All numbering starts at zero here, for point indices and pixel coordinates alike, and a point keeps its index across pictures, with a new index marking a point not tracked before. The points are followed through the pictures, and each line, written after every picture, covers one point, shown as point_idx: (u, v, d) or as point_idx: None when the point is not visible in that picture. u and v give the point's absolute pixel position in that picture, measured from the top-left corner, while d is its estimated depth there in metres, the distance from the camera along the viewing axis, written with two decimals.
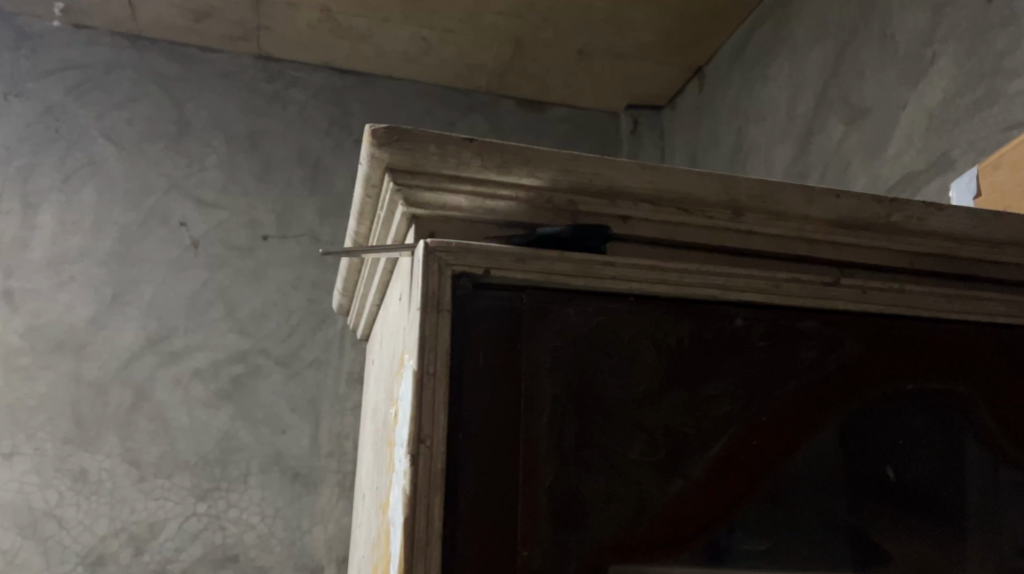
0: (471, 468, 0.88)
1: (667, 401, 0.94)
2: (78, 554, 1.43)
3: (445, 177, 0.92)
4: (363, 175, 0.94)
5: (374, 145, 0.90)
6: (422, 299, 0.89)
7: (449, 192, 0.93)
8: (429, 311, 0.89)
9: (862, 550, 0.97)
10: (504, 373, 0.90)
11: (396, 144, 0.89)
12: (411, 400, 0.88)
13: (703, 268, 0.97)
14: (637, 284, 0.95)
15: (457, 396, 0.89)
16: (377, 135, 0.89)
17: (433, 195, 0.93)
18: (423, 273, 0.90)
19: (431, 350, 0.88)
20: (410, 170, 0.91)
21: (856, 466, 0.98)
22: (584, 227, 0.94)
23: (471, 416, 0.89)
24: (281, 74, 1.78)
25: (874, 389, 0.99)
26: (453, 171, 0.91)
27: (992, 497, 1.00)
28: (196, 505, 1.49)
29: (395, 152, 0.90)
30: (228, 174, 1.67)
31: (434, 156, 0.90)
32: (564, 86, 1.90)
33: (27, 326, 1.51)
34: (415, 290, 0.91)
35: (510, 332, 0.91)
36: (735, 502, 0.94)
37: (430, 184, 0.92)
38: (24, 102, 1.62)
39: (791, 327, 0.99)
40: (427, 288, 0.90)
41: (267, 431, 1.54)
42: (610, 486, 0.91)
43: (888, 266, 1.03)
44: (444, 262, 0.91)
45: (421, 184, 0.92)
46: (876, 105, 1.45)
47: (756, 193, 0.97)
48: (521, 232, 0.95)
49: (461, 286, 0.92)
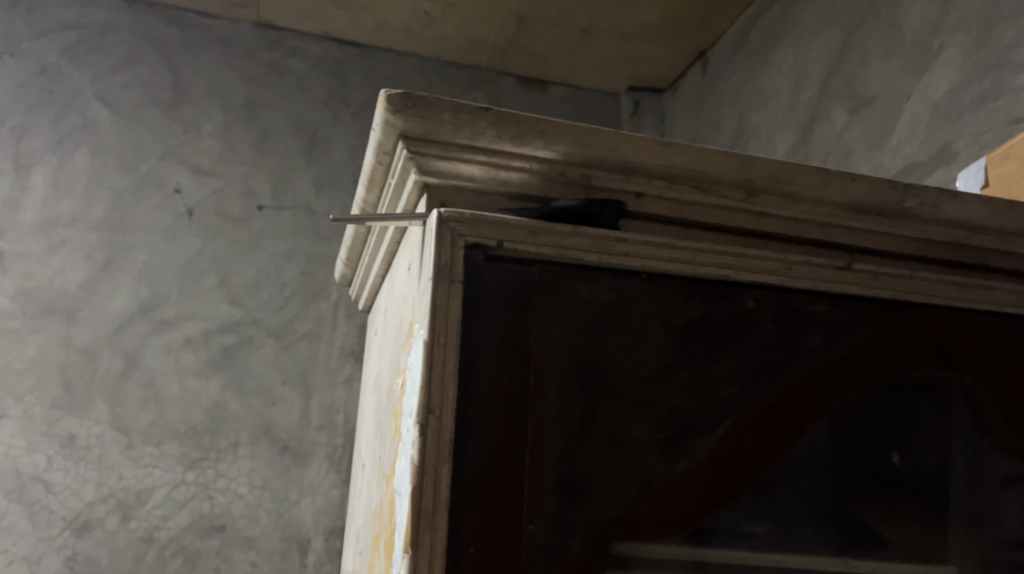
0: (479, 440, 0.88)
1: (674, 380, 0.95)
2: (64, 518, 1.42)
3: (461, 147, 0.91)
4: (376, 141, 0.94)
5: (387, 111, 0.89)
6: (434, 269, 0.89)
7: (463, 162, 0.92)
8: (440, 281, 0.88)
9: (855, 536, 0.97)
10: (514, 345, 0.90)
11: (410, 110, 0.89)
12: (420, 370, 0.87)
13: (715, 248, 0.96)
14: (650, 263, 0.95)
15: (467, 367, 0.88)
16: (392, 100, 0.88)
17: (445, 164, 0.92)
18: (436, 242, 0.89)
19: (442, 320, 0.88)
20: (424, 138, 0.91)
21: (855, 452, 0.98)
22: (598, 201, 0.93)
23: (481, 388, 0.88)
24: (280, 43, 1.76)
25: (879, 374, 1.00)
26: (467, 140, 0.90)
27: (979, 488, 1.01)
28: (185, 474, 1.48)
29: (409, 119, 0.89)
30: (224, 142, 1.66)
31: (448, 125, 0.89)
32: (565, 65, 1.89)
33: (18, 290, 1.49)
34: (426, 260, 0.90)
35: (522, 304, 0.91)
36: (739, 484, 0.94)
37: (443, 153, 0.91)
38: (19, 62, 1.60)
39: (800, 310, 1.00)
40: (440, 257, 0.89)
41: (258, 402, 1.54)
42: (615, 463, 0.91)
43: (900, 252, 1.03)
44: (456, 232, 0.90)
45: (434, 153, 0.91)
46: (880, 95, 1.44)
47: (770, 174, 0.96)
48: (535, 206, 0.94)
49: (474, 257, 0.91)
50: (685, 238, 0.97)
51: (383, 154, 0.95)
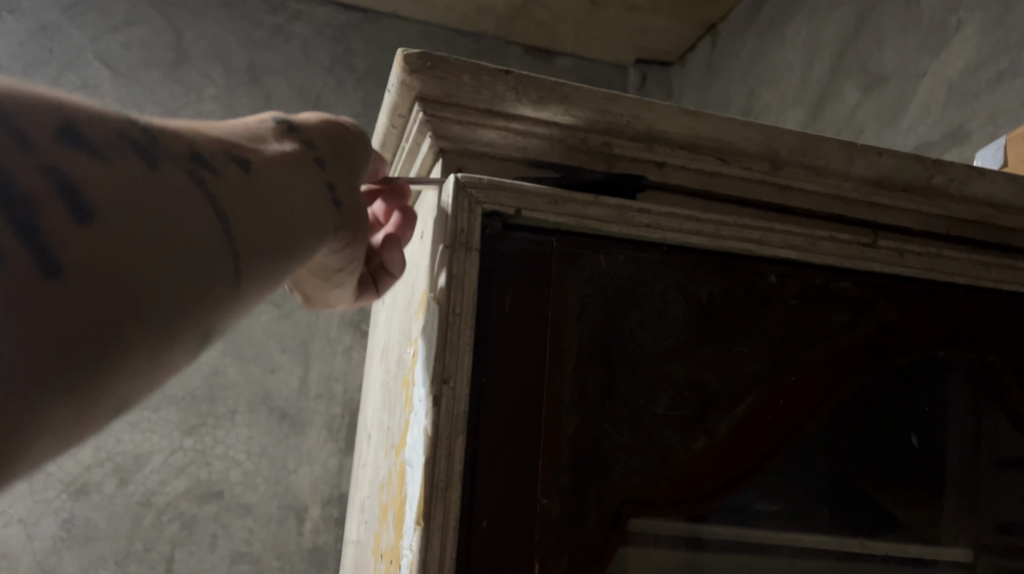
0: (497, 413, 0.86)
1: (695, 355, 0.94)
2: (61, 481, 1.41)
3: (479, 112, 0.89)
4: (391, 103, 0.92)
5: (405, 71, 0.87)
6: (449, 236, 0.87)
7: (481, 127, 0.90)
8: (457, 248, 0.87)
9: (864, 518, 1.03)
10: (533, 313, 0.89)
11: (429, 71, 0.87)
12: (435, 339, 0.86)
13: (740, 221, 0.96)
14: (672, 235, 0.94)
15: (484, 335, 0.87)
16: (410, 60, 0.86)
17: (463, 128, 0.90)
18: (452, 209, 0.88)
19: (457, 290, 0.87)
20: (441, 100, 0.89)
21: (870, 433, 1.02)
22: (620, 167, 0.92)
23: (498, 357, 0.87)
24: (284, 7, 1.80)
25: (901, 354, 1.00)
26: (486, 104, 0.89)
27: (978, 473, 1.05)
28: (183, 440, 1.47)
29: (427, 80, 0.87)
30: (225, 106, 1.70)
31: (467, 87, 0.88)
32: (573, 35, 1.92)
33: None
34: (442, 226, 0.88)
35: (542, 274, 0.90)
36: (757, 464, 0.95)
37: (461, 117, 0.89)
38: (19, 19, 1.63)
39: (825, 288, 0.99)
40: (457, 225, 0.88)
41: (257, 370, 1.53)
42: (634, 439, 0.91)
43: (924, 230, 1.03)
44: (473, 199, 0.88)
45: (452, 116, 0.89)
46: (895, 73, 1.43)
47: (797, 146, 0.96)
48: (555, 173, 0.92)
49: (490, 227, 0.89)
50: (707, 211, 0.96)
51: (398, 116, 0.94)
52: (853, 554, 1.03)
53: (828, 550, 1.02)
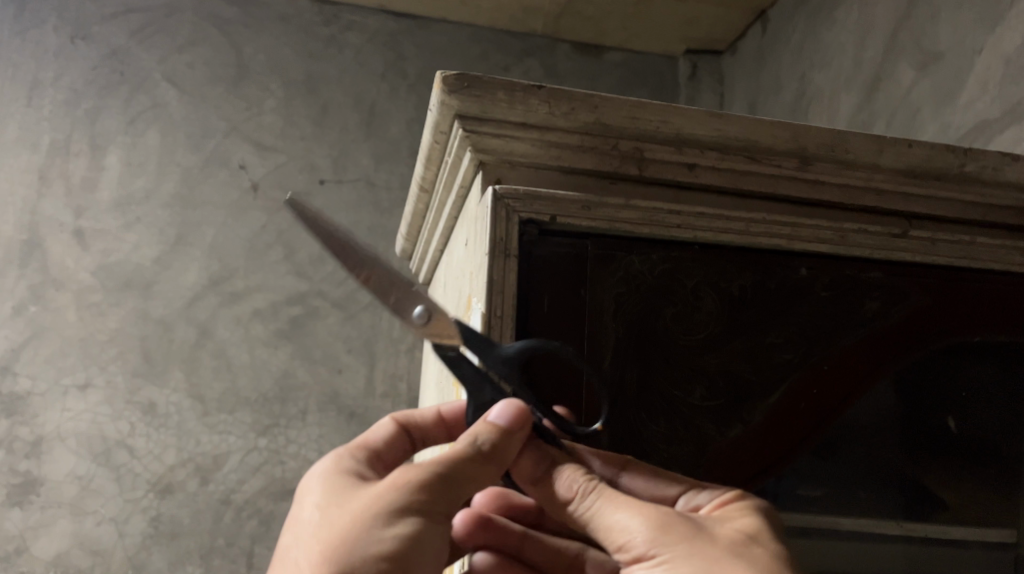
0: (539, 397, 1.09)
1: (727, 346, 1.16)
2: (147, 482, 1.62)
3: (515, 125, 1.12)
4: (434, 120, 1.15)
5: (445, 92, 1.10)
6: (491, 244, 1.10)
7: (516, 139, 1.13)
8: (496, 255, 1.10)
9: (912, 499, 1.19)
10: (571, 299, 1.12)
11: (465, 89, 1.10)
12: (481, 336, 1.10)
13: (764, 219, 1.16)
14: (702, 234, 1.15)
15: (524, 330, 1.11)
16: (448, 82, 1.10)
17: (498, 140, 1.13)
18: (493, 217, 1.10)
19: (498, 294, 1.10)
20: (479, 116, 1.12)
21: (915, 416, 1.20)
22: (612, 233, 1.13)
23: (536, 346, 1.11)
24: (337, 17, 1.88)
25: (924, 343, 1.20)
26: (520, 116, 1.11)
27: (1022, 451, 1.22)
28: (258, 440, 1.67)
29: (464, 97, 1.10)
30: (286, 118, 1.81)
31: (502, 102, 1.10)
32: (621, 29, 1.95)
33: (98, 265, 1.68)
34: (485, 234, 1.11)
35: (580, 273, 1.12)
36: (804, 441, 1.16)
37: (496, 129, 1.12)
38: (90, 45, 1.76)
39: (854, 278, 1.19)
40: (498, 232, 1.10)
41: (325, 370, 1.72)
42: (669, 429, 1.13)
43: (952, 216, 1.22)
44: (510, 208, 1.11)
45: (487, 129, 1.12)
46: (949, 50, 1.44)
47: (819, 142, 1.16)
48: (608, 233, 1.13)
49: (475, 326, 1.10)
50: (738, 208, 1.17)
51: (440, 132, 1.17)
52: (896, 534, 1.19)
53: (893, 534, 1.19)
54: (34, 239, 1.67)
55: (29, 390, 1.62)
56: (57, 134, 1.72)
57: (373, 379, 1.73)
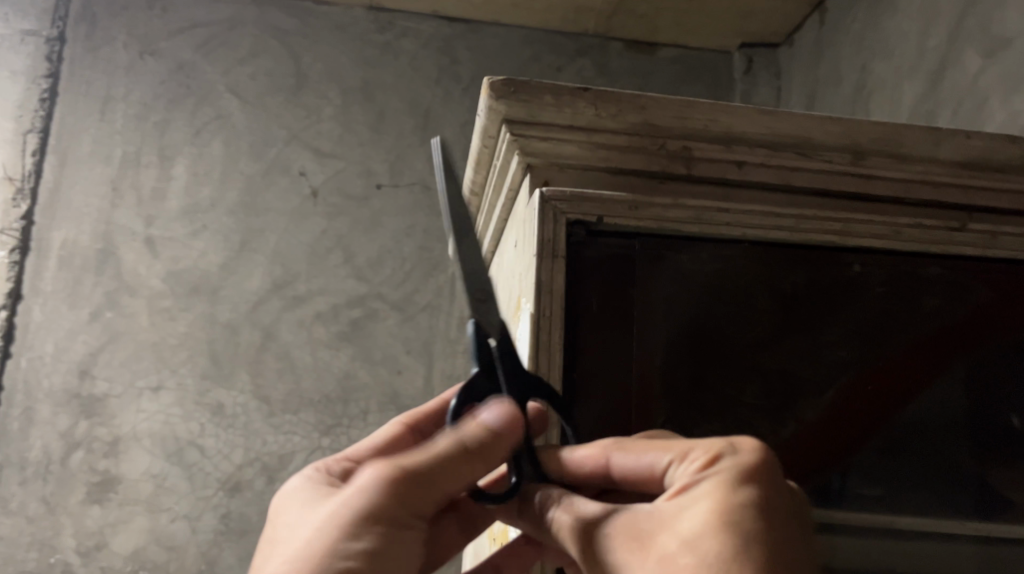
0: (586, 393, 1.12)
1: (783, 342, 1.18)
2: (218, 480, 1.67)
3: (562, 128, 1.14)
4: (483, 125, 1.18)
5: (492, 97, 1.12)
6: (539, 245, 1.12)
7: (564, 142, 1.15)
8: (545, 256, 1.12)
9: (975, 497, 1.19)
10: (619, 298, 1.15)
11: (513, 94, 1.12)
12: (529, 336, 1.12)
13: (814, 216, 1.18)
14: (752, 232, 1.18)
15: (572, 328, 1.13)
16: (496, 87, 1.12)
17: (546, 143, 1.15)
18: (542, 219, 1.13)
19: (546, 294, 1.12)
20: (526, 120, 1.14)
21: (976, 414, 1.21)
22: (658, 232, 1.16)
23: (583, 344, 1.13)
24: (392, 25, 1.93)
25: (992, 338, 1.22)
26: (570, 118, 1.13)
27: None
28: (321, 440, 1.71)
29: (512, 101, 1.12)
30: (344, 125, 1.85)
31: (549, 105, 1.12)
32: (675, 26, 1.95)
33: (167, 272, 1.74)
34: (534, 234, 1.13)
35: (629, 272, 1.15)
36: (864, 436, 1.18)
37: (542, 133, 1.15)
38: (158, 60, 1.83)
39: (912, 273, 1.22)
40: (546, 232, 1.13)
41: (384, 370, 1.75)
42: (726, 428, 1.15)
43: (1008, 208, 1.23)
44: (558, 210, 1.13)
45: (534, 134, 1.15)
46: (1017, 36, 1.42)
47: (874, 137, 1.17)
48: (654, 232, 1.16)
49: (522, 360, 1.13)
50: (789, 204, 1.19)
51: (489, 137, 1.20)
52: (957, 532, 1.19)
53: (956, 531, 1.19)
54: (108, 247, 1.74)
55: (106, 392, 1.68)
56: (128, 147, 1.79)
57: (431, 378, 1.76)
